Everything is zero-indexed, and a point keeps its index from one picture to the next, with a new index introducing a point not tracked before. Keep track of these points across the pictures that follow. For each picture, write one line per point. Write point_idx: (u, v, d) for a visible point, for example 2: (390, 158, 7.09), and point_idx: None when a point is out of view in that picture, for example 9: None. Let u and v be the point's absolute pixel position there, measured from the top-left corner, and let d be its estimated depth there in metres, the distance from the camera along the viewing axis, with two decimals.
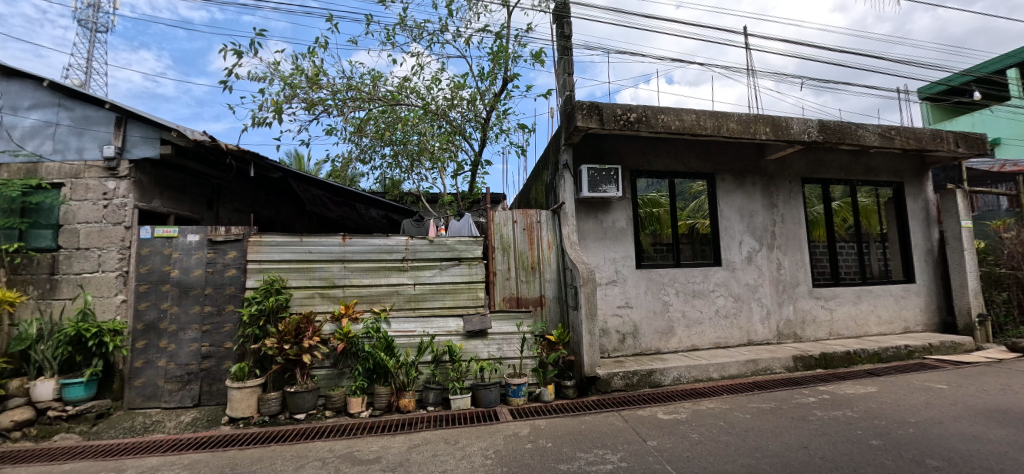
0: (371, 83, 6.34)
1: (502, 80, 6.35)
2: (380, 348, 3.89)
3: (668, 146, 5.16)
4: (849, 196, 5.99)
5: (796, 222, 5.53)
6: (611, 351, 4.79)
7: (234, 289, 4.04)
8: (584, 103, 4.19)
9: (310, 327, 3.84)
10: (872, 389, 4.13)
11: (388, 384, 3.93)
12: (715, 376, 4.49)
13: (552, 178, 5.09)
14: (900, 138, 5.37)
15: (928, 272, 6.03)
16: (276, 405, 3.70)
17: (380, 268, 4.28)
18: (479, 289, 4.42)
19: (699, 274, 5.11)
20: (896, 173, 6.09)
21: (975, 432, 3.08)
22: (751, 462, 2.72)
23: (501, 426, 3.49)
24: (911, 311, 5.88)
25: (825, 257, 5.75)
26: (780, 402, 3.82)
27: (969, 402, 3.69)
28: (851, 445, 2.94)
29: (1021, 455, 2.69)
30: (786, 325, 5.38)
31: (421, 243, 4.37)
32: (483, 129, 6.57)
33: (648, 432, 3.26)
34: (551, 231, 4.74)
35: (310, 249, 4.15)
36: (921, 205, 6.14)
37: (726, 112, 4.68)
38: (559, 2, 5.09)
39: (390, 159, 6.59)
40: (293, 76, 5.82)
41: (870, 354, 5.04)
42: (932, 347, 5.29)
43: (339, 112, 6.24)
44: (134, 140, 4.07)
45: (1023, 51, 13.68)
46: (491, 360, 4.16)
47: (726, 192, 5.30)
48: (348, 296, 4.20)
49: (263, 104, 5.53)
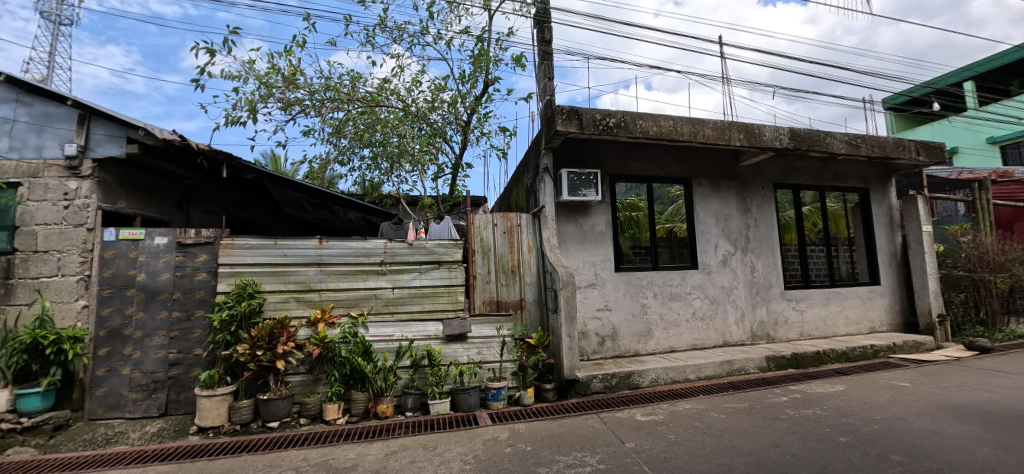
0: (350, 83, 6.26)
1: (483, 83, 6.36)
2: (358, 353, 3.83)
3: (647, 151, 5.24)
4: (818, 201, 6.20)
5: (768, 226, 5.70)
6: (590, 354, 4.82)
7: (204, 293, 3.91)
8: (564, 108, 4.23)
9: (285, 332, 3.75)
10: (841, 388, 4.27)
11: (366, 389, 3.86)
12: (691, 377, 4.58)
13: (532, 181, 5.10)
14: (866, 146, 5.60)
15: (892, 275, 6.29)
16: (248, 414, 3.59)
17: (357, 271, 4.21)
18: (458, 292, 4.39)
19: (676, 276, 5.21)
20: (862, 179, 6.34)
21: (937, 428, 3.21)
22: (726, 461, 2.77)
23: (480, 430, 3.47)
24: (877, 312, 6.12)
25: (796, 260, 5.94)
26: (754, 402, 3.91)
27: (930, 399, 3.85)
28: (821, 442, 3.02)
29: (978, 449, 2.83)
30: (759, 326, 5.52)
31: (400, 246, 4.32)
32: (464, 132, 6.56)
33: (626, 433, 3.29)
34: (531, 235, 4.75)
35: (285, 252, 4.05)
36: (886, 210, 6.40)
37: (703, 119, 4.80)
38: (539, 7, 5.14)
39: (370, 161, 6.51)
40: (268, 75, 5.70)
41: (838, 353, 5.22)
42: (896, 347, 5.51)
43: (317, 112, 6.13)
44: (99, 139, 3.91)
45: (977, 65, 14.54)
46: (471, 364, 4.14)
47: (702, 197, 5.42)
48: (324, 300, 4.11)
49: (237, 104, 5.39)
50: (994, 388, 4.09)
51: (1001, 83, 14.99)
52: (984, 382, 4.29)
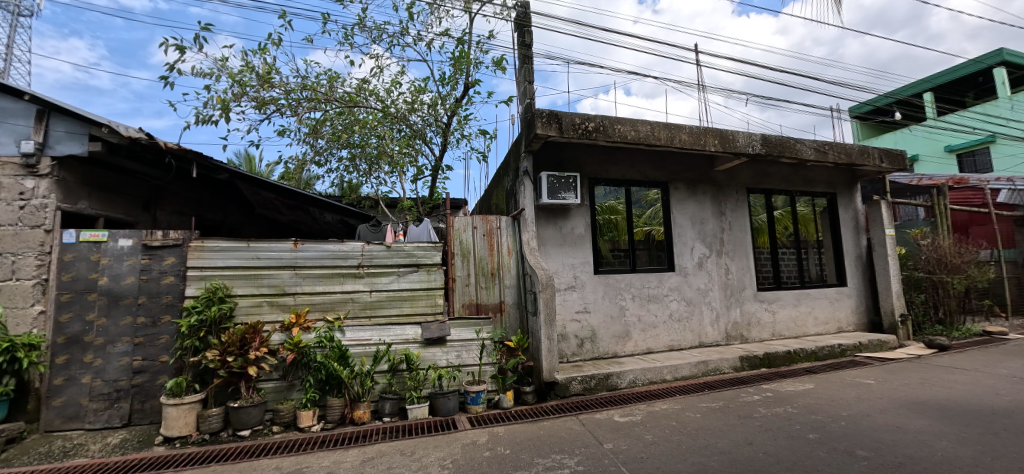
0: (328, 83, 6.15)
1: (463, 85, 6.35)
2: (334, 358, 3.74)
3: (625, 155, 5.32)
4: (789, 205, 6.40)
5: (742, 229, 5.85)
6: (570, 356, 4.84)
7: (171, 298, 3.76)
8: (544, 111, 4.26)
9: (257, 337, 3.64)
10: (810, 386, 4.41)
11: (342, 395, 3.78)
12: (668, 377, 4.65)
13: (512, 184, 5.12)
14: (833, 153, 5.82)
15: (858, 276, 6.55)
16: (218, 422, 3.46)
17: (334, 274, 4.12)
18: (438, 295, 4.35)
19: (654, 278, 5.29)
20: (830, 184, 6.58)
21: (899, 423, 3.35)
22: (700, 460, 2.83)
23: (459, 434, 3.44)
24: (844, 312, 6.36)
25: (768, 262, 6.12)
26: (728, 401, 3.99)
27: (893, 396, 4.02)
28: (792, 439, 3.11)
29: (936, 443, 2.96)
30: (734, 327, 5.66)
31: (378, 249, 4.25)
32: (444, 134, 6.52)
33: (605, 435, 3.31)
34: (511, 238, 4.76)
35: (257, 255, 3.94)
36: (852, 214, 6.67)
37: (679, 124, 4.91)
38: (519, 11, 5.17)
39: (348, 162, 6.40)
40: (242, 73, 5.54)
41: (808, 353, 5.39)
42: (862, 345, 5.73)
43: (293, 112, 6.00)
44: (59, 136, 3.73)
45: (936, 77, 15.29)
46: (450, 368, 4.10)
47: (679, 200, 5.53)
48: (299, 304, 4.01)
49: (209, 102, 5.22)
50: (952, 384, 4.29)
51: (958, 94, 15.85)
52: (943, 379, 4.50)
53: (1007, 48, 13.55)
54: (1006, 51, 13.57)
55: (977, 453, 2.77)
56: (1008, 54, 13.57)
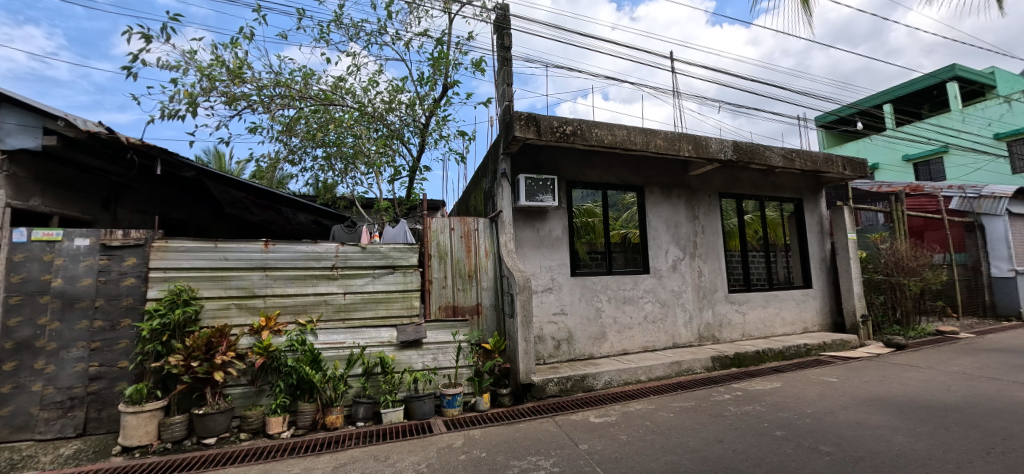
0: (302, 80, 6.01)
1: (442, 86, 6.32)
2: (306, 362, 3.66)
3: (602, 159, 5.38)
4: (758, 210, 6.64)
5: (714, 233, 6.01)
6: (546, 357, 4.86)
7: (132, 300, 3.59)
8: (522, 114, 4.27)
9: (224, 341, 3.51)
10: (777, 385, 4.56)
11: (314, 400, 3.69)
12: (643, 378, 4.73)
13: (490, 186, 5.13)
14: (800, 160, 6.05)
15: (823, 279, 6.82)
16: (181, 430, 3.32)
17: (307, 275, 4.02)
18: (414, 297, 4.30)
19: (630, 281, 5.37)
20: (797, 190, 6.84)
21: (860, 419, 3.50)
22: (673, 458, 2.88)
23: (434, 438, 3.40)
24: (809, 313, 6.61)
25: (738, 265, 6.31)
26: (700, 401, 4.09)
27: (854, 393, 4.20)
28: (760, 437, 3.21)
29: (894, 437, 3.11)
30: (706, 328, 5.80)
31: (353, 250, 4.17)
32: (422, 134, 6.47)
33: (580, 435, 3.34)
34: (488, 239, 4.77)
35: (225, 256, 3.80)
36: (817, 219, 6.94)
37: (655, 130, 5.00)
38: (499, 13, 5.17)
39: (323, 161, 6.27)
40: (211, 67, 5.36)
41: (776, 352, 5.57)
42: (826, 345, 5.96)
43: (265, 109, 5.83)
44: (9, 128, 3.48)
45: (896, 90, 16.07)
46: (425, 371, 4.05)
47: (654, 204, 5.64)
48: (269, 307, 3.90)
49: (175, 96, 5.02)
50: (907, 382, 4.51)
51: (914, 106, 16.77)
52: (899, 376, 4.73)
53: (960, 64, 14.37)
54: (958, 67, 14.36)
55: (930, 446, 2.92)
56: (960, 69, 14.36)
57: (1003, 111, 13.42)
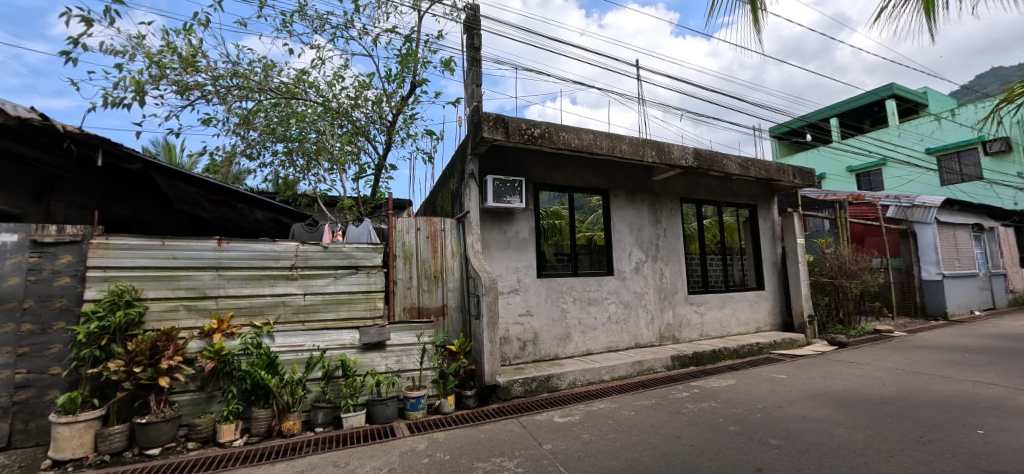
0: (262, 72, 5.76)
1: (410, 84, 6.23)
2: (261, 366, 3.49)
3: (568, 162, 5.47)
4: (717, 215, 6.92)
5: (675, 236, 6.23)
6: (512, 358, 4.88)
7: (66, 301, 3.32)
8: (491, 115, 4.27)
9: (171, 345, 3.30)
10: (731, 382, 4.77)
11: (270, 405, 3.54)
12: (606, 378, 4.83)
13: (457, 187, 5.10)
14: (755, 169, 6.37)
15: (774, 281, 7.20)
16: (121, 441, 3.10)
17: (263, 276, 3.85)
18: (378, 298, 4.20)
19: (594, 282, 5.47)
20: (752, 197, 7.18)
21: (806, 413, 3.72)
22: (633, 455, 2.96)
23: (398, 442, 3.34)
24: (761, 314, 6.96)
25: (697, 267, 6.57)
26: (660, 399, 4.22)
27: (801, 389, 4.45)
28: (715, 432, 3.35)
29: (834, 429, 3.32)
30: (667, 329, 5.99)
31: (314, 250, 4.03)
32: (389, 132, 6.35)
33: (544, 435, 3.37)
34: (455, 240, 4.75)
35: (173, 254, 3.58)
36: (770, 225, 7.32)
37: (620, 135, 5.13)
38: (468, 14, 5.15)
39: (284, 157, 6.05)
40: (161, 53, 5.04)
41: (730, 351, 5.82)
42: (776, 344, 6.30)
43: (221, 100, 5.54)
44: None
45: (841, 105, 17.20)
46: (388, 374, 3.97)
47: (619, 208, 5.77)
48: (222, 309, 3.70)
49: (120, 82, 4.69)
50: (848, 377, 4.83)
51: (856, 121, 18.04)
52: (841, 373, 5.06)
53: (897, 84, 15.60)
54: (895, 86, 15.55)
55: (867, 437, 3.14)
56: (897, 88, 15.56)
57: (934, 128, 14.67)
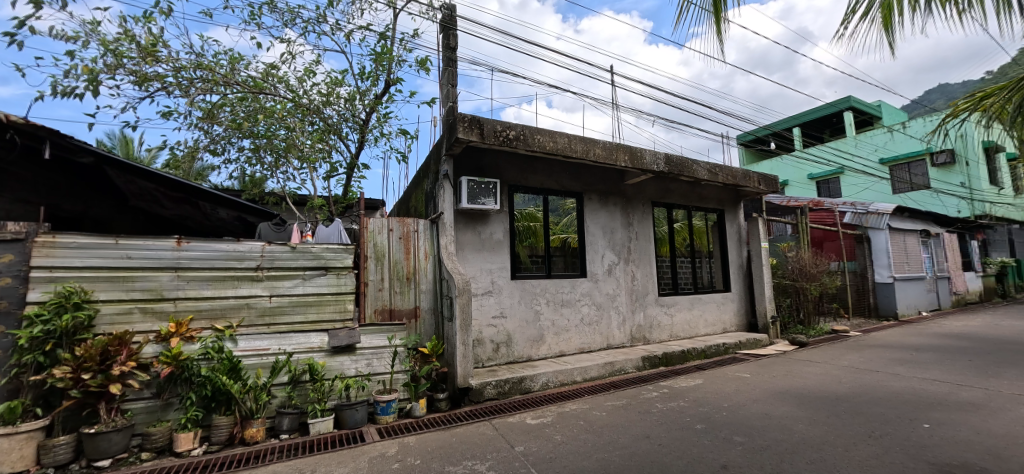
0: (228, 65, 5.54)
1: (385, 82, 6.13)
2: (222, 371, 3.35)
3: (543, 165, 5.50)
4: (686, 219, 7.12)
5: (646, 239, 6.36)
6: (485, 360, 4.86)
7: (6, 304, 3.06)
8: (466, 116, 4.25)
9: (124, 350, 3.11)
10: (699, 381, 4.91)
11: (231, 412, 3.40)
12: (578, 379, 4.87)
13: (431, 187, 5.05)
14: (722, 175, 6.59)
15: (740, 284, 7.45)
16: (66, 453, 2.90)
17: (226, 277, 3.70)
18: (348, 300, 4.10)
19: (568, 284, 5.52)
20: (720, 202, 7.42)
21: (768, 410, 3.87)
22: (604, 455, 2.99)
23: (367, 448, 3.27)
24: (728, 315, 7.20)
25: (668, 270, 6.74)
26: (630, 399, 4.29)
27: (764, 387, 4.62)
28: (683, 430, 3.44)
29: (794, 425, 3.47)
30: (638, 330, 6.11)
31: (281, 250, 3.90)
32: (362, 131, 6.23)
33: (516, 437, 3.37)
34: (428, 242, 4.70)
35: (128, 254, 3.39)
36: (736, 229, 7.58)
37: (594, 139, 5.21)
38: (444, 14, 5.11)
39: (250, 153, 5.84)
40: (118, 41, 4.78)
41: (699, 352, 5.99)
42: (742, 344, 6.52)
43: (183, 93, 5.30)
44: None
45: (802, 116, 18.02)
46: (358, 377, 3.88)
47: (592, 210, 5.85)
48: (180, 311, 3.52)
49: (71, 70, 4.42)
50: (807, 375, 5.05)
51: (816, 131, 18.95)
52: (801, 371, 5.28)
53: (853, 97, 16.44)
54: (852, 99, 16.39)
55: (824, 432, 3.29)
56: (854, 101, 16.39)
57: (886, 139, 15.56)
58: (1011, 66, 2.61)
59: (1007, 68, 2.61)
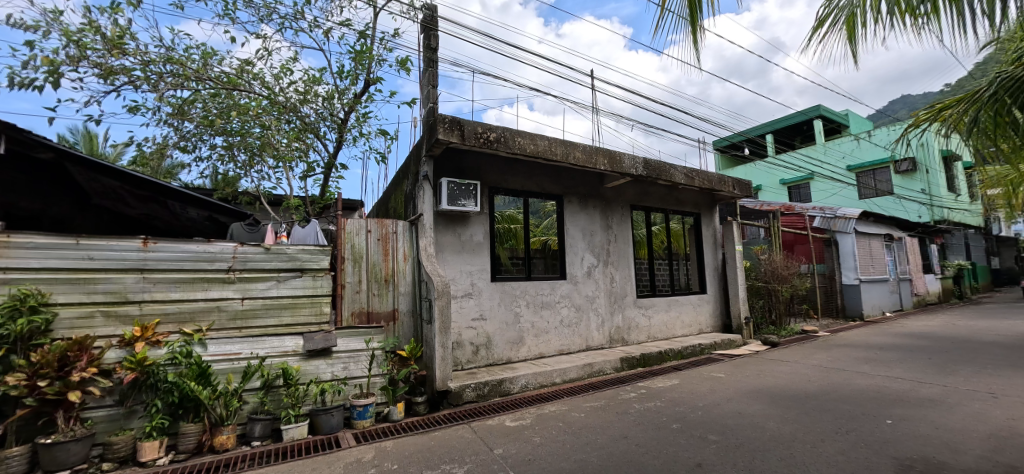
0: (200, 60, 5.36)
1: (364, 81, 6.05)
2: (191, 377, 3.23)
3: (524, 167, 5.52)
4: (664, 222, 7.24)
5: (625, 242, 6.45)
6: (464, 363, 4.84)
7: None
8: (446, 117, 4.23)
9: (85, 355, 2.98)
10: (675, 382, 5.00)
11: (200, 419, 3.29)
12: (558, 380, 4.89)
13: (411, 188, 5.00)
14: (698, 179, 6.74)
15: (715, 286, 7.63)
16: (20, 465, 2.74)
17: (195, 279, 3.57)
18: (324, 303, 4.01)
19: (547, 286, 5.55)
20: (697, 205, 7.59)
21: (742, 409, 3.97)
22: (583, 456, 3.01)
23: (342, 454, 3.20)
24: (703, 316, 7.36)
25: (646, 272, 6.85)
26: (609, 400, 4.34)
27: (737, 386, 4.74)
28: (659, 430, 3.49)
29: (766, 423, 3.57)
30: (616, 331, 6.19)
31: (254, 251, 3.79)
32: (340, 130, 6.12)
33: (495, 440, 3.36)
34: (407, 243, 4.65)
35: (89, 255, 3.24)
36: (712, 232, 7.76)
37: (574, 142, 5.26)
38: (425, 14, 5.08)
39: (223, 151, 5.67)
40: (82, 32, 4.57)
41: (675, 352, 6.11)
42: (717, 344, 6.67)
43: (151, 87, 5.10)
44: None
45: (774, 123, 18.64)
46: (334, 381, 3.80)
47: (572, 213, 5.90)
48: (146, 315, 3.39)
49: (30, 61, 4.20)
50: (778, 374, 5.21)
51: (787, 137, 19.62)
52: (773, 371, 5.44)
53: (822, 105, 17.09)
54: (821, 108, 17.01)
55: (794, 430, 3.40)
56: (823, 110, 17.02)
57: (853, 147, 16.18)
58: (971, 78, 2.76)
59: (966, 80, 2.78)
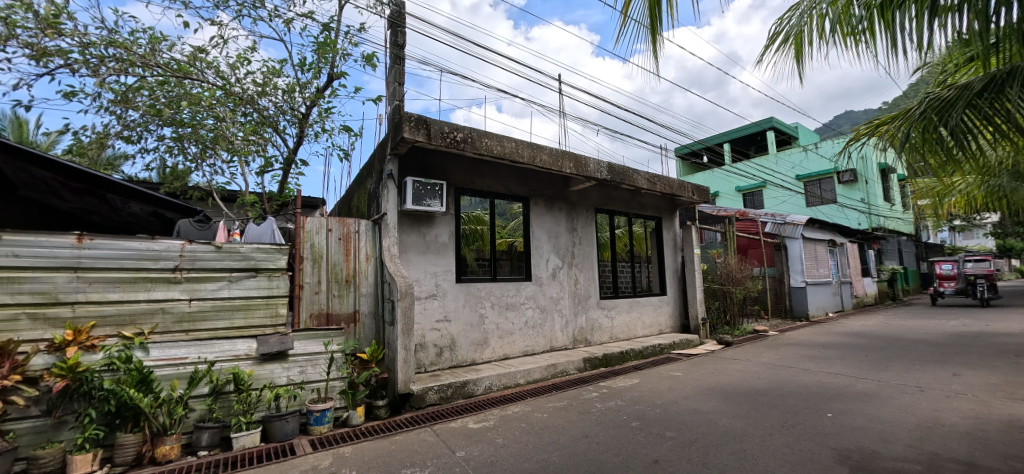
0: (147, 44, 5.02)
1: (327, 75, 5.86)
2: (130, 383, 3.01)
3: (491, 168, 5.52)
4: (627, 226, 7.43)
5: (589, 244, 6.58)
6: (427, 365, 4.77)
7: None
8: (412, 116, 4.17)
9: (7, 362, 2.71)
10: (635, 381, 5.14)
11: (140, 429, 3.07)
12: (521, 381, 4.91)
13: (375, 187, 4.89)
14: (660, 185, 6.97)
15: (674, 288, 7.89)
16: None
17: (137, 279, 3.34)
18: (280, 304, 3.85)
19: (512, 287, 5.57)
20: (658, 210, 7.84)
21: (697, 406, 4.13)
22: (544, 456, 3.04)
23: (297, 461, 3.08)
24: (663, 317, 7.61)
25: (609, 273, 7.00)
26: (571, 400, 4.40)
27: (693, 385, 4.93)
28: (619, 429, 3.58)
29: (719, 419, 3.73)
30: (580, 332, 6.29)
31: (204, 250, 3.58)
32: (301, 125, 5.90)
33: (457, 442, 3.33)
34: (370, 243, 4.55)
35: (14, 251, 2.96)
36: (673, 236, 8.04)
37: (541, 145, 5.31)
38: (392, 10, 4.98)
39: (172, 143, 5.33)
40: (9, 8, 4.17)
41: (636, 352, 6.28)
42: (675, 344, 6.91)
43: (91, 72, 4.73)
44: None
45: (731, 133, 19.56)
46: (290, 386, 3.66)
47: (538, 215, 5.96)
48: (80, 317, 3.13)
49: None
50: (731, 372, 5.47)
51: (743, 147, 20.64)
52: (727, 369, 5.70)
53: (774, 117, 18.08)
54: (773, 121, 18.03)
55: (744, 425, 3.58)
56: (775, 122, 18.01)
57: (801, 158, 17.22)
58: (904, 97, 3.00)
59: (898, 98, 3.04)
